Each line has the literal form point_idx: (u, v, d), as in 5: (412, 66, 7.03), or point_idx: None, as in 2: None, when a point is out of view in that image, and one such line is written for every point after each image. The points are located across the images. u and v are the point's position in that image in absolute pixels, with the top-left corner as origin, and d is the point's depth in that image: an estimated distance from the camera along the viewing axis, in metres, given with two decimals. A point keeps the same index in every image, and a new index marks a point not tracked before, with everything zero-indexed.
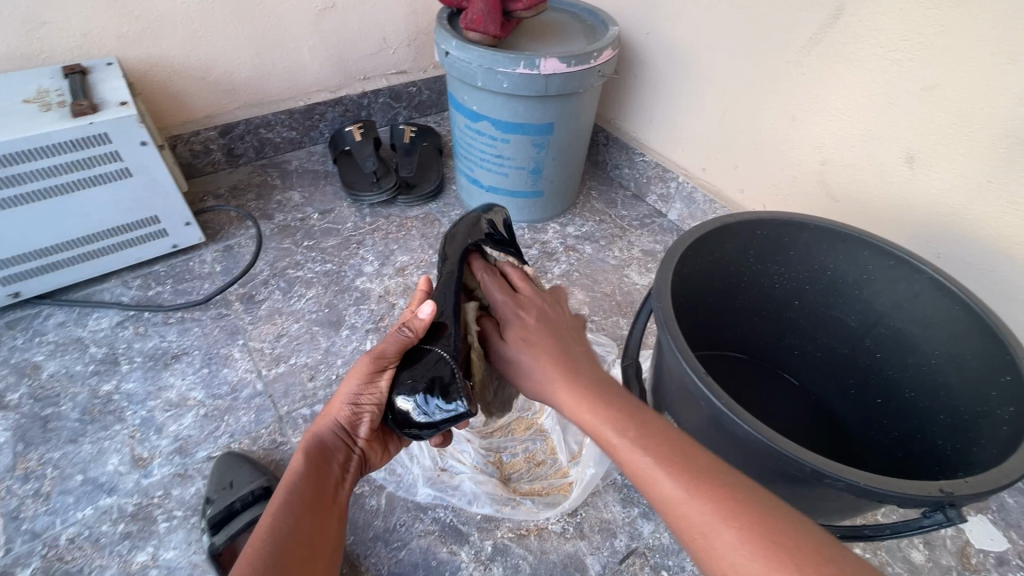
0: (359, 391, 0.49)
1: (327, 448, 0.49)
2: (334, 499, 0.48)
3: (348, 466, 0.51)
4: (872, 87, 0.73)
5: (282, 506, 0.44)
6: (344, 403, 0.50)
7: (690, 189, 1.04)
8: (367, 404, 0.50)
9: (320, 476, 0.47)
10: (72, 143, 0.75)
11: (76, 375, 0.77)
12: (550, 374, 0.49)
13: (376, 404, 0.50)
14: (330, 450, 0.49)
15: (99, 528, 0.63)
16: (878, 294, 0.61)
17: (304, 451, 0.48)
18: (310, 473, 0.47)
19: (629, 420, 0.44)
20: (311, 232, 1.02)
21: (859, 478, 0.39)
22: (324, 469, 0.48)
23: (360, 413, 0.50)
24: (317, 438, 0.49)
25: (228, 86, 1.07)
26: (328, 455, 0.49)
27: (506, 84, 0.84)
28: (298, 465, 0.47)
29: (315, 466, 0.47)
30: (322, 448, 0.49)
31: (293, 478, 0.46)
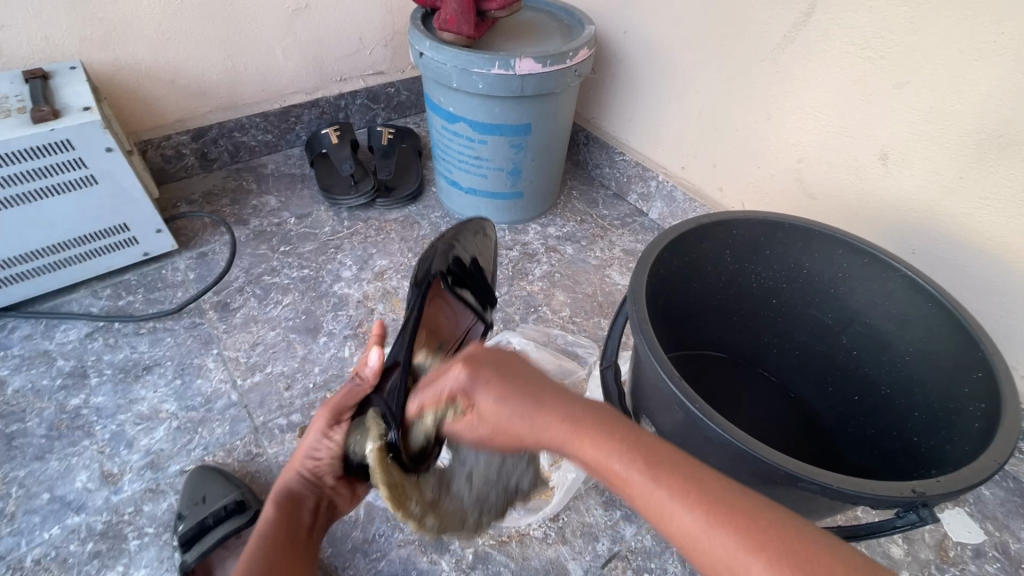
0: (317, 443, 0.53)
1: (294, 496, 0.52)
2: (307, 542, 0.50)
3: (318, 512, 0.53)
4: (845, 84, 0.73)
5: (258, 546, 0.46)
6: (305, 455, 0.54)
7: (669, 187, 1.04)
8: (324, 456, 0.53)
9: (292, 521, 0.50)
10: (33, 150, 0.73)
11: (43, 390, 0.75)
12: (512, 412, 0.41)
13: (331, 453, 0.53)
14: (299, 497, 0.52)
15: (67, 548, 0.61)
16: (853, 291, 0.61)
17: (274, 500, 0.51)
18: (282, 518, 0.50)
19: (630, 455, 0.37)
20: (288, 236, 1.01)
21: (832, 480, 0.39)
22: (295, 512, 0.51)
23: (322, 465, 0.53)
24: (286, 488, 0.52)
25: (200, 89, 1.05)
26: (298, 502, 0.52)
27: (482, 85, 0.83)
28: (270, 511, 0.50)
29: (286, 513, 0.50)
30: (291, 497, 0.52)
31: (266, 523, 0.49)
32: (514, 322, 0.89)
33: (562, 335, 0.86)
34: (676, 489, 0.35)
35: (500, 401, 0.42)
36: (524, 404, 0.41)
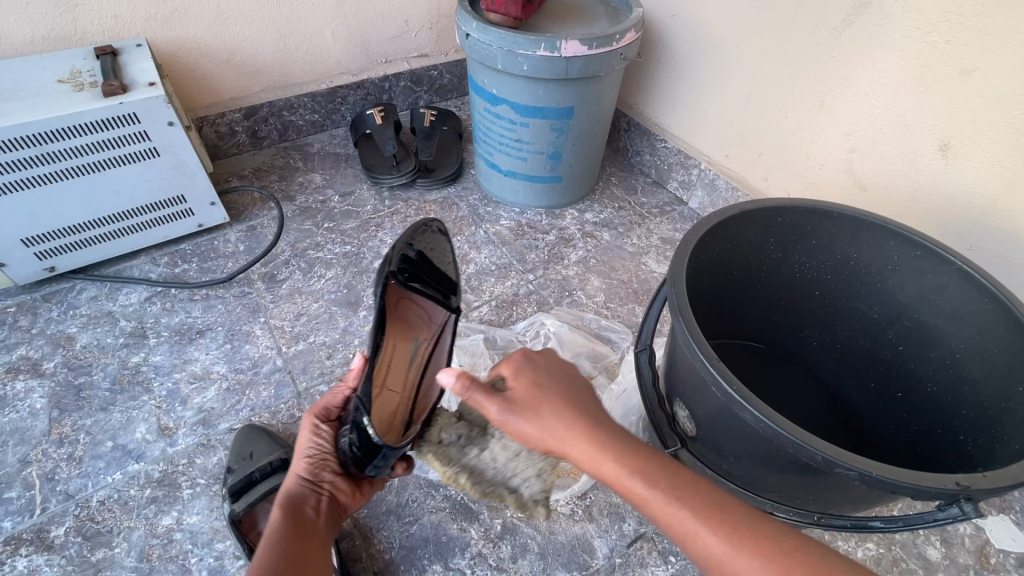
0: (311, 440, 0.57)
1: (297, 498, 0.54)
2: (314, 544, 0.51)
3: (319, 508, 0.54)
4: (906, 71, 0.70)
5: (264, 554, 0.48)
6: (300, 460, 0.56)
7: (712, 176, 1.03)
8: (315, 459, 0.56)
9: (296, 521, 0.51)
10: (103, 122, 0.77)
11: (107, 347, 0.80)
12: (560, 408, 0.45)
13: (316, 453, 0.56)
14: (299, 496, 0.54)
15: (128, 492, 0.66)
16: (903, 285, 0.59)
17: (280, 509, 0.52)
18: (286, 524, 0.51)
19: (671, 486, 0.40)
20: (332, 213, 1.04)
21: (872, 468, 0.38)
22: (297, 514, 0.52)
23: (318, 466, 0.56)
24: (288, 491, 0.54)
25: (253, 68, 1.09)
26: (302, 507, 0.53)
27: (527, 67, 0.83)
28: (275, 519, 0.51)
29: (290, 515, 0.52)
30: (293, 500, 0.53)
31: (272, 528, 0.50)
32: (549, 305, 0.90)
33: (596, 319, 0.87)
34: (702, 512, 0.39)
35: (542, 380, 0.47)
36: (560, 413, 0.45)
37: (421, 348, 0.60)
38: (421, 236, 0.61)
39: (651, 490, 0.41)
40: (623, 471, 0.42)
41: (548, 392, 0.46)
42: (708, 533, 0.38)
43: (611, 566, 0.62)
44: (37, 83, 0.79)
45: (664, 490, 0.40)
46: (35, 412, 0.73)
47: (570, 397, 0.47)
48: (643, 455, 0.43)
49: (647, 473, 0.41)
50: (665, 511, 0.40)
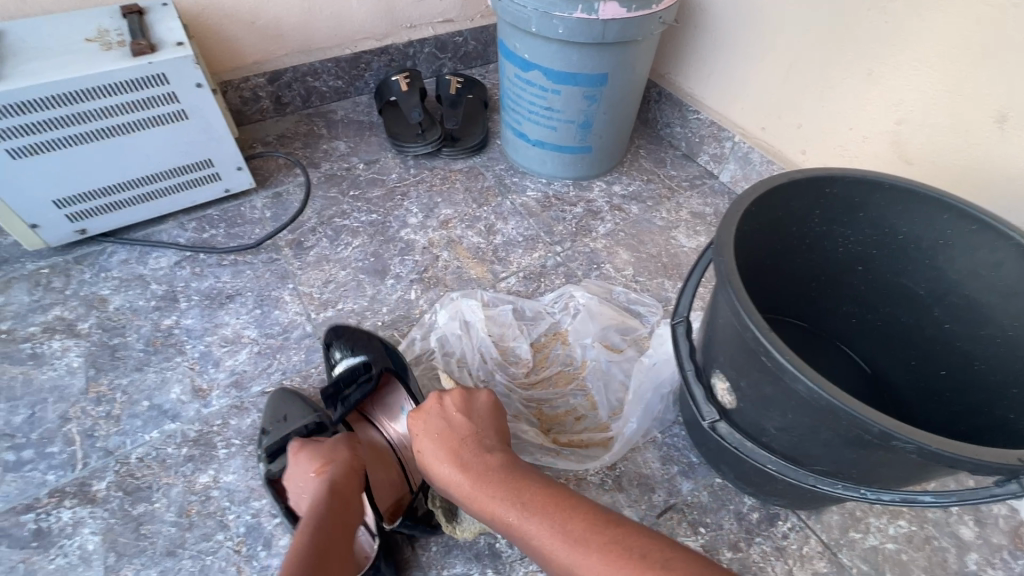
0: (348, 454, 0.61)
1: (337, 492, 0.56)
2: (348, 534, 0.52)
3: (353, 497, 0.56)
4: (966, 36, 0.67)
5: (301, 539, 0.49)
6: (328, 456, 0.60)
7: (746, 149, 1.00)
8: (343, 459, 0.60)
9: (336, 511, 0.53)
10: (132, 82, 0.76)
11: (139, 309, 0.81)
12: (451, 448, 0.56)
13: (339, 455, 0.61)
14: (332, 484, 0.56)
15: (165, 450, 0.67)
16: (954, 261, 0.57)
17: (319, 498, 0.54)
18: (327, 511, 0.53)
19: (522, 507, 0.49)
20: (357, 181, 1.03)
21: (930, 442, 0.37)
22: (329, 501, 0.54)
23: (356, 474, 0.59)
24: (325, 480, 0.56)
25: (277, 31, 1.07)
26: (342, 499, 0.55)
27: (562, 30, 0.80)
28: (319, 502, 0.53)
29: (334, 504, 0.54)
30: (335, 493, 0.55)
31: (309, 514, 0.52)
32: (577, 277, 0.89)
33: (625, 292, 0.86)
34: (544, 520, 0.47)
35: (446, 424, 0.58)
36: (441, 459, 0.56)
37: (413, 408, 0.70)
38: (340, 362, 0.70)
39: (508, 514, 0.49)
40: (486, 504, 0.51)
41: (447, 429, 0.58)
42: (545, 537, 0.46)
43: None
44: (65, 42, 0.78)
45: (515, 514, 0.49)
46: (72, 371, 0.74)
47: (461, 438, 0.57)
48: (500, 487, 0.52)
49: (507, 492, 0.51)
50: (516, 527, 0.49)
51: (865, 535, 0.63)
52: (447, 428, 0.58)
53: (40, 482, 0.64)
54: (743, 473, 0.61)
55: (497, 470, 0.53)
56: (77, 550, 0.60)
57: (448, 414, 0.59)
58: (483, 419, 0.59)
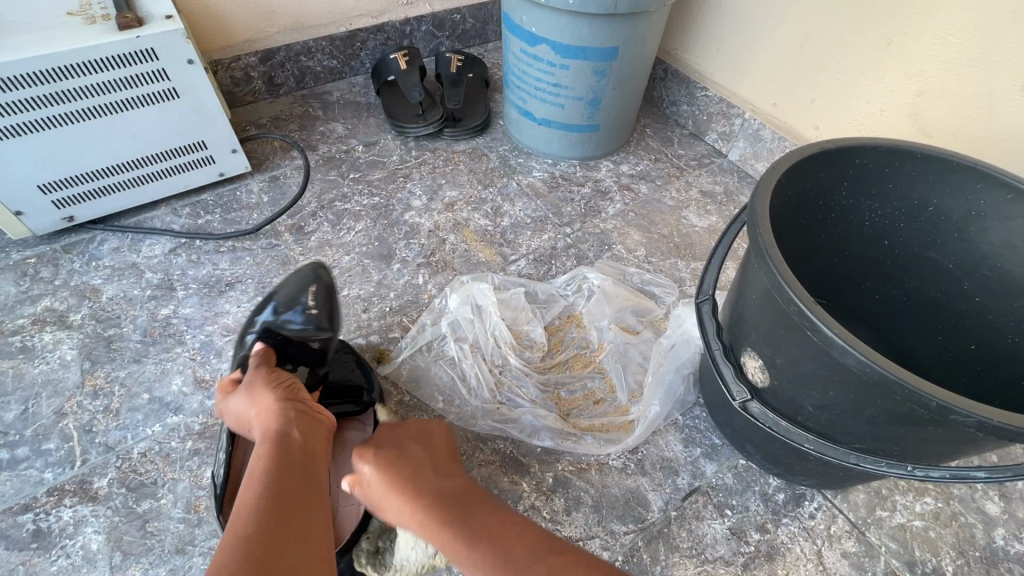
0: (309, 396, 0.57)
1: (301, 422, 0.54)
2: (312, 480, 0.47)
3: (309, 442, 0.50)
4: (991, 1, 0.65)
5: (254, 496, 0.42)
6: (278, 391, 0.54)
7: (756, 126, 0.97)
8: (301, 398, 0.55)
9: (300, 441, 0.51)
10: (121, 58, 0.72)
11: (134, 299, 0.77)
12: (390, 485, 0.51)
13: (295, 385, 0.56)
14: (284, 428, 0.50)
15: (169, 444, 0.64)
16: (987, 232, 0.56)
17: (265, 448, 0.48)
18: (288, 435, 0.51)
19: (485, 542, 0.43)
20: (356, 164, 0.99)
21: (991, 415, 0.35)
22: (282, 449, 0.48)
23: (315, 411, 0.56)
24: (274, 425, 0.50)
25: (269, 7, 1.02)
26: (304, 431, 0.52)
27: (572, 0, 0.77)
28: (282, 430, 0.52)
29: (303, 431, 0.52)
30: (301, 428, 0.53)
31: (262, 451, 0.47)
32: (588, 259, 0.86)
33: (638, 273, 0.84)
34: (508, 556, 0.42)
35: (386, 459, 0.53)
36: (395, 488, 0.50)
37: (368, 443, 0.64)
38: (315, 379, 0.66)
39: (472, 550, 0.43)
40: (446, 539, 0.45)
41: (387, 464, 0.52)
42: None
43: (667, 519, 0.61)
44: (45, 15, 0.73)
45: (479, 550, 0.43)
46: (66, 364, 0.70)
47: (404, 471, 0.51)
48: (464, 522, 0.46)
49: (458, 523, 0.46)
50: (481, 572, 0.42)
51: (891, 513, 0.62)
52: (397, 459, 0.53)
53: (37, 480, 0.61)
54: (770, 454, 0.60)
55: (440, 503, 0.48)
56: (79, 550, 0.57)
57: (382, 454, 0.53)
58: (420, 457, 0.54)
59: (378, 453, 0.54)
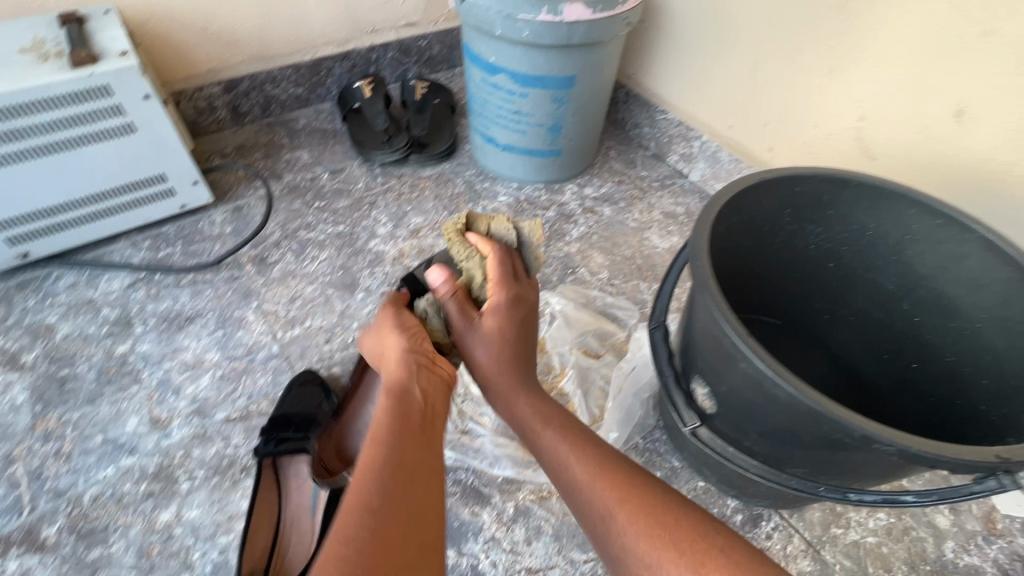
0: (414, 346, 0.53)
1: (402, 383, 0.50)
2: (427, 419, 0.48)
3: (432, 395, 0.51)
4: (922, 32, 0.68)
5: (380, 435, 0.44)
6: (399, 338, 0.54)
7: (714, 148, 1.00)
8: (428, 350, 0.54)
9: (401, 408, 0.47)
10: (73, 95, 0.72)
11: (90, 336, 0.76)
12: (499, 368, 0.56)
13: (421, 333, 0.55)
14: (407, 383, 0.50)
15: (122, 487, 0.63)
16: (922, 255, 0.58)
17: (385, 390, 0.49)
18: (392, 408, 0.47)
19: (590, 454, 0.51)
20: (321, 192, 0.99)
21: (912, 444, 0.37)
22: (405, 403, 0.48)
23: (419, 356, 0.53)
24: (393, 356, 0.53)
25: (232, 38, 1.02)
26: (404, 394, 0.49)
27: (527, 33, 0.79)
28: (383, 403, 0.48)
29: (397, 405, 0.47)
30: (398, 394, 0.49)
31: (381, 424, 0.45)
32: (552, 283, 0.87)
33: (601, 296, 0.85)
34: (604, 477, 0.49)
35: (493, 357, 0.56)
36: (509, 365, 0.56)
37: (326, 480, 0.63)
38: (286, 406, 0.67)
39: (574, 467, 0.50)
40: (552, 443, 0.53)
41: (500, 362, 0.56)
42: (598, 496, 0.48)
43: None
44: None
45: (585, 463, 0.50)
46: (17, 407, 0.69)
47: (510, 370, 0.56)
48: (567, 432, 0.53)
49: (549, 430, 0.53)
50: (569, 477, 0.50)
51: (846, 530, 0.64)
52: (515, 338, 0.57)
53: None
54: (725, 477, 0.61)
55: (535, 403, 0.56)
56: None
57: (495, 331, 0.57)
58: (519, 333, 0.57)
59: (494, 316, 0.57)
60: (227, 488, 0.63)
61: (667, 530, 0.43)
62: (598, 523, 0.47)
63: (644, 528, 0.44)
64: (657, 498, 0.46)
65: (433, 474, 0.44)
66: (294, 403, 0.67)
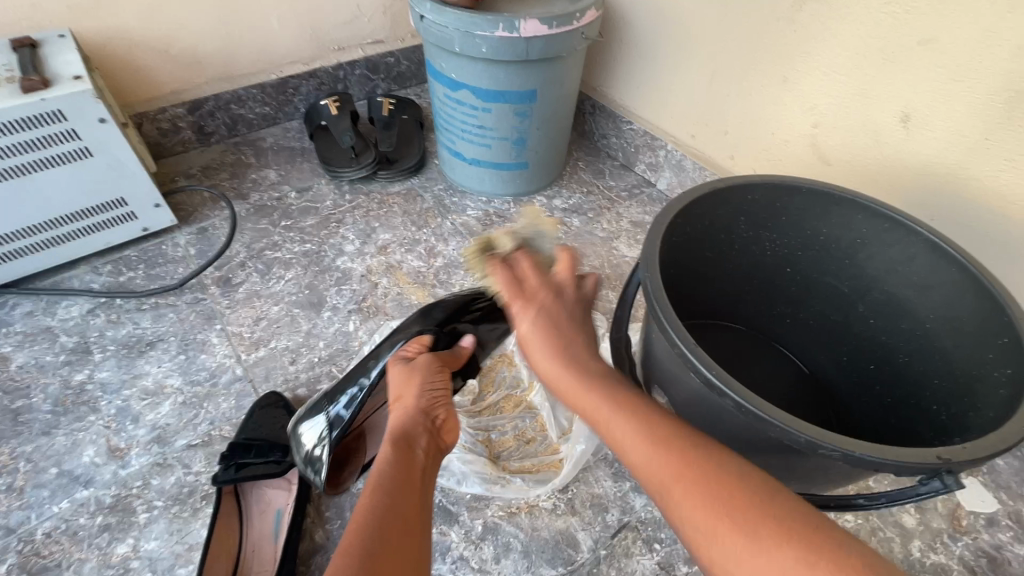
0: (432, 381, 0.55)
1: (408, 432, 0.50)
2: (423, 480, 0.47)
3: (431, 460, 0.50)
4: (866, 42, 0.70)
5: (379, 487, 0.44)
6: (421, 393, 0.53)
7: (678, 157, 1.01)
8: (439, 416, 0.54)
9: (406, 461, 0.47)
10: (24, 121, 0.71)
11: (46, 365, 0.74)
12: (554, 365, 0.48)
13: (443, 398, 0.55)
14: (412, 440, 0.50)
15: (77, 521, 0.61)
16: (872, 258, 0.59)
17: (388, 441, 0.49)
18: (397, 462, 0.47)
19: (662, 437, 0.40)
20: (289, 211, 0.99)
21: (855, 448, 0.38)
22: (405, 460, 0.47)
23: (436, 401, 0.54)
24: (417, 405, 0.52)
25: (194, 59, 1.01)
26: (411, 442, 0.49)
27: (485, 49, 0.80)
28: (386, 454, 0.47)
29: (401, 453, 0.48)
30: (405, 439, 0.49)
31: (379, 478, 0.45)
32: None
33: None
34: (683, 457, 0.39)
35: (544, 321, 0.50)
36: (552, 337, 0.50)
37: (289, 505, 0.62)
38: (250, 430, 0.66)
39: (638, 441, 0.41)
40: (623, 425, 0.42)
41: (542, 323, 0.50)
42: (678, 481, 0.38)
43: (596, 558, 0.61)
44: None
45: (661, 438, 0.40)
46: None
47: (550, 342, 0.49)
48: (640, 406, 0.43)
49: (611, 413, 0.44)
50: (644, 455, 0.40)
51: None
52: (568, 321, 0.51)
53: None
54: None
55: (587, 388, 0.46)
56: None
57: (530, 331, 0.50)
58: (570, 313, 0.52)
59: (532, 310, 0.51)
60: (186, 517, 0.62)
61: (806, 555, 0.32)
62: (689, 523, 0.37)
63: (768, 554, 0.33)
64: (779, 513, 0.34)
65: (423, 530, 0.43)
66: (255, 428, 0.66)
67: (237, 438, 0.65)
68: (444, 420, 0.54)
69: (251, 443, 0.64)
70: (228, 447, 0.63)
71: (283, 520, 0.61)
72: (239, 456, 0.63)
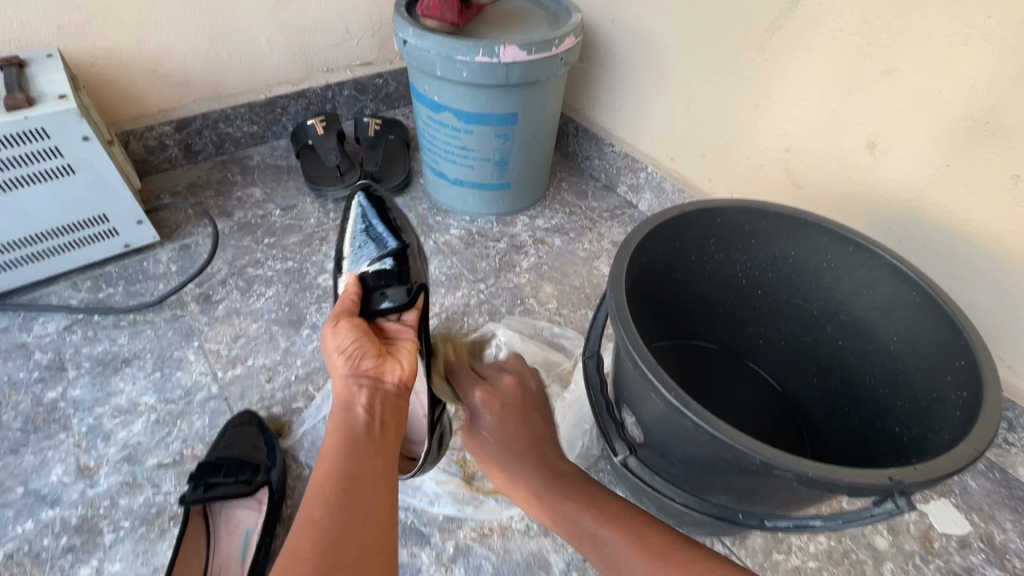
0: (343, 343, 0.56)
1: (343, 398, 0.51)
2: (376, 447, 0.48)
3: (377, 407, 0.52)
4: (833, 71, 0.72)
5: (335, 459, 0.45)
6: (343, 357, 0.55)
7: (658, 179, 1.03)
8: (371, 369, 0.55)
9: (347, 425, 0.49)
10: (8, 138, 0.72)
11: (19, 382, 0.74)
12: (505, 444, 0.62)
13: (359, 348, 0.56)
14: (352, 399, 0.51)
15: (41, 542, 0.60)
16: (839, 280, 0.60)
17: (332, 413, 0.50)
18: (338, 430, 0.48)
19: None
20: (272, 229, 0.99)
21: (808, 468, 0.38)
22: (349, 424, 0.49)
23: (359, 357, 0.55)
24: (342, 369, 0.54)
25: (183, 79, 1.03)
26: (347, 401, 0.51)
27: (466, 73, 0.82)
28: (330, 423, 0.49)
29: (339, 421, 0.49)
30: (343, 402, 0.51)
31: (329, 454, 0.46)
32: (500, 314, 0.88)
33: (549, 327, 0.86)
34: None
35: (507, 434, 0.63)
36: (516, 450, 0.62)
37: (258, 525, 0.61)
38: (222, 448, 0.65)
39: None
40: None
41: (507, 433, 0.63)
42: None
43: None
44: None
45: None
46: None
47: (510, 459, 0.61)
48: None
49: None
50: None
51: (787, 555, 0.64)
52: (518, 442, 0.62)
53: None
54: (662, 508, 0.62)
55: None
56: None
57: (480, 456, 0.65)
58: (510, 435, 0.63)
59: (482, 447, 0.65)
60: (153, 538, 0.61)
61: None
62: None
63: None
64: None
65: (384, 488, 0.45)
66: (228, 447, 0.65)
67: (208, 458, 0.64)
68: (377, 370, 0.55)
69: (220, 461, 0.63)
70: (198, 468, 0.63)
71: (252, 541, 0.61)
72: (207, 476, 0.62)
